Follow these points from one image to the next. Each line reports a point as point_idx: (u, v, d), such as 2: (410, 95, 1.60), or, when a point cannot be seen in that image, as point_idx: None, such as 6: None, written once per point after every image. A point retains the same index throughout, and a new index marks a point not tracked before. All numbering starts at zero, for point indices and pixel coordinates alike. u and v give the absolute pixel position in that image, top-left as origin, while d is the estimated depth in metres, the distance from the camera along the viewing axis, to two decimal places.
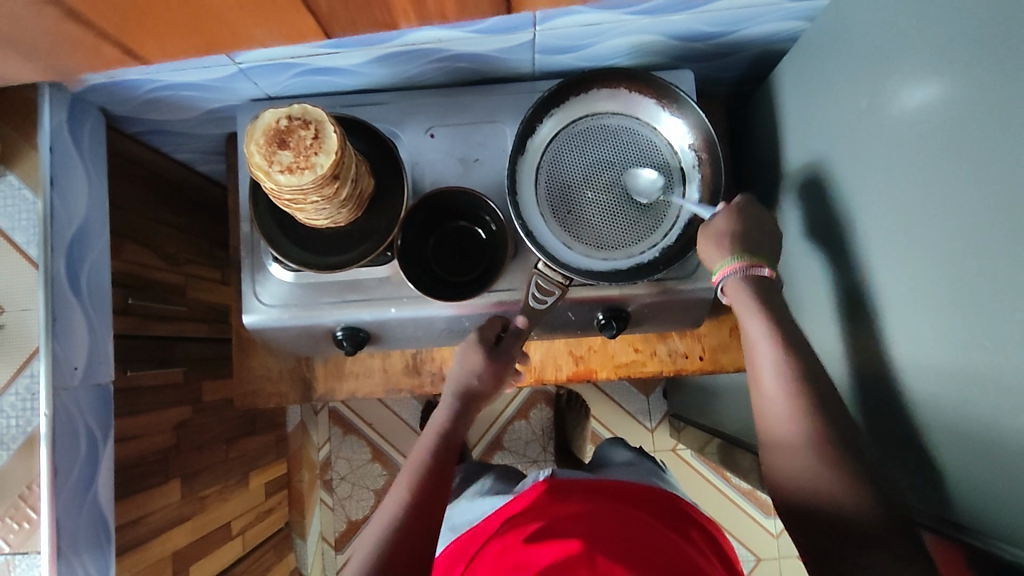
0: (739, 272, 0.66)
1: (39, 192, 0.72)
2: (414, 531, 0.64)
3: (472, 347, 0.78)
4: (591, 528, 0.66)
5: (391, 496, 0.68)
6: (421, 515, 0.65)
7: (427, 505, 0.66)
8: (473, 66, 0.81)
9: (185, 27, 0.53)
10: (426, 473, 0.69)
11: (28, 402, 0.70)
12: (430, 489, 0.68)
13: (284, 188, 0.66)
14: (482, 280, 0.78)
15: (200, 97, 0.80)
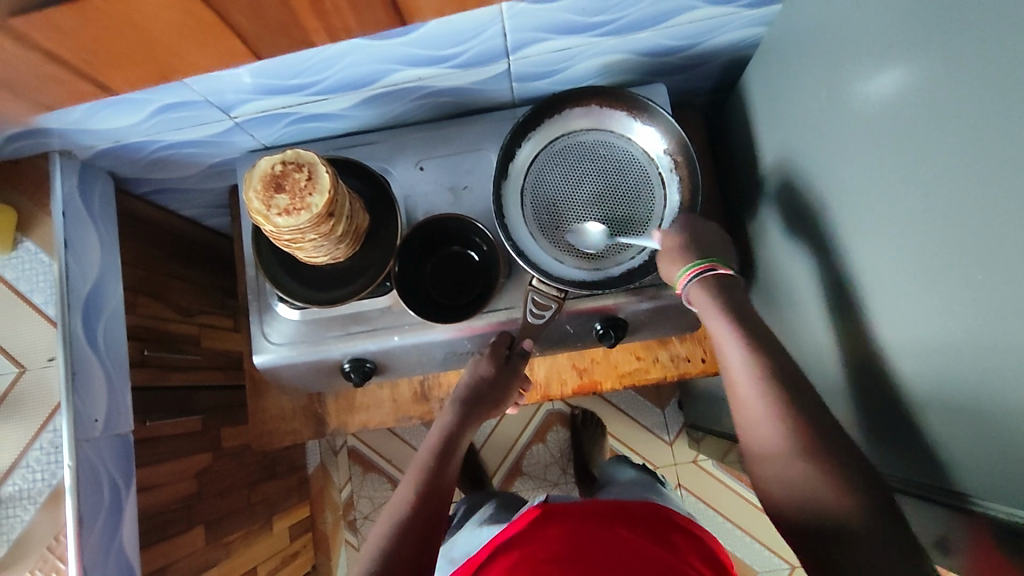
0: (699, 276, 0.70)
1: (54, 255, 0.76)
2: (413, 544, 0.65)
3: (480, 360, 0.81)
4: (584, 542, 0.67)
5: (387, 511, 0.69)
6: (421, 529, 0.66)
7: (428, 519, 0.68)
8: (455, 99, 0.85)
9: (132, 65, 0.57)
10: (429, 483, 0.71)
11: (52, 455, 0.73)
12: (429, 502, 0.69)
13: (283, 230, 0.70)
14: (479, 302, 0.80)
15: (201, 153, 0.85)
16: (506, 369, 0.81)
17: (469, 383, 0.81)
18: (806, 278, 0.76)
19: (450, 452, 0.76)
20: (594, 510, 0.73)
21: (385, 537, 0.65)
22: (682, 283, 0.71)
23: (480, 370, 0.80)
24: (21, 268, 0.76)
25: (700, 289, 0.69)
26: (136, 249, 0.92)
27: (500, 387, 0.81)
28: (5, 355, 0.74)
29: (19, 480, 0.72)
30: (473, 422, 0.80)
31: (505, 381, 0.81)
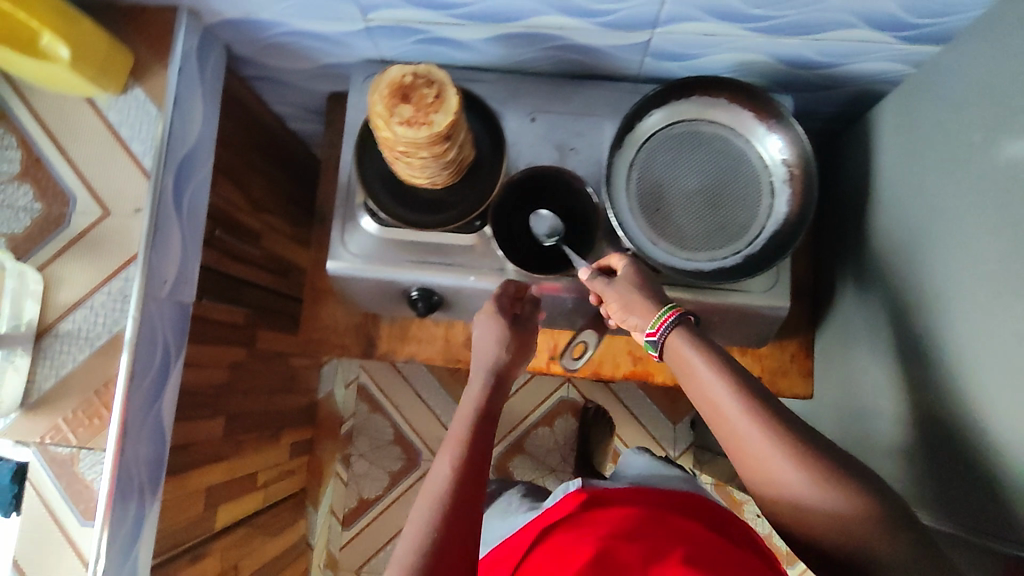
0: (676, 319, 0.63)
1: (161, 109, 0.75)
2: (454, 545, 0.57)
3: (487, 320, 0.75)
4: (624, 536, 0.65)
5: (420, 501, 0.60)
6: (462, 524, 0.58)
7: (466, 510, 0.59)
8: (584, 59, 0.84)
9: None
10: (464, 468, 0.62)
11: (118, 304, 0.72)
12: (468, 491, 0.61)
13: (400, 140, 0.70)
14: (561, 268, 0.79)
15: (321, 49, 0.84)
16: (521, 327, 0.76)
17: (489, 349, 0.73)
18: (896, 318, 0.75)
19: (485, 428, 0.67)
20: (639, 500, 0.73)
21: (425, 533, 0.57)
22: (653, 335, 0.64)
23: (500, 331, 0.74)
24: (127, 113, 0.75)
25: (676, 337, 0.63)
26: (228, 131, 0.91)
27: (518, 350, 0.75)
28: (93, 196, 0.74)
29: (79, 319, 0.71)
30: (501, 391, 0.72)
31: (524, 346, 0.75)
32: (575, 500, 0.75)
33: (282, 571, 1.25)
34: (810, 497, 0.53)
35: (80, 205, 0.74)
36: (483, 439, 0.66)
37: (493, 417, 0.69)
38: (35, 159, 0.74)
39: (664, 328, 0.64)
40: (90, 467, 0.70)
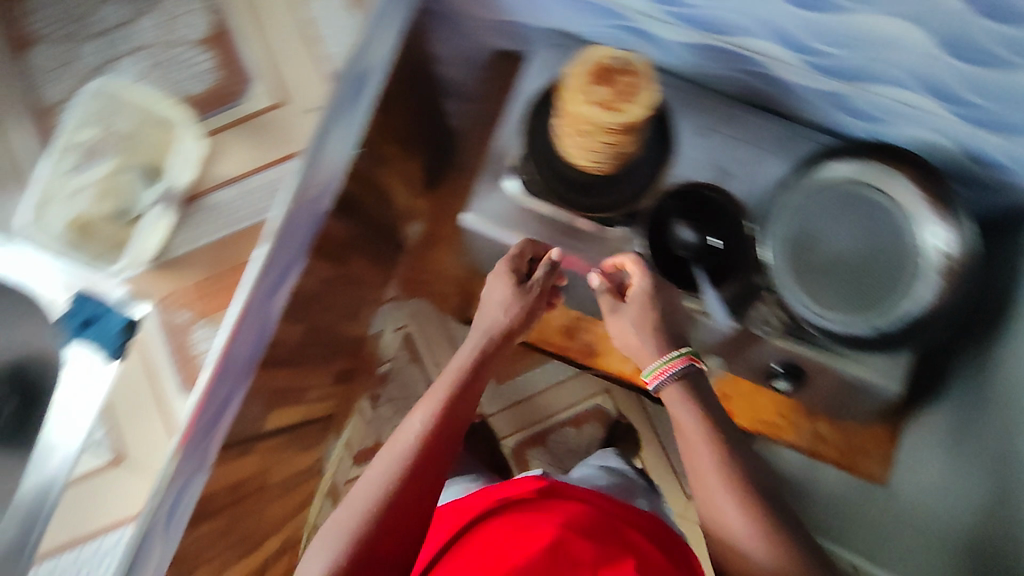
0: (678, 369, 0.67)
1: (356, 16, 0.74)
2: (413, 494, 0.64)
3: (497, 278, 0.78)
4: (567, 523, 0.69)
5: (395, 439, 0.67)
6: (426, 471, 0.65)
7: (433, 457, 0.66)
8: (767, 90, 0.81)
9: None
10: (440, 424, 0.68)
11: (270, 193, 0.73)
12: (442, 437, 0.68)
13: (588, 120, 0.69)
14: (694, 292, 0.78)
15: (515, 5, 0.84)
16: (525, 289, 0.77)
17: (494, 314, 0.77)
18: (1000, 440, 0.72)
19: (472, 380, 0.73)
20: (585, 495, 0.77)
21: (389, 477, 0.64)
22: (652, 383, 0.69)
23: (507, 293, 0.77)
24: (322, 11, 0.74)
25: (673, 385, 0.67)
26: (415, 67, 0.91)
27: (521, 315, 0.78)
28: (269, 84, 0.75)
29: (230, 198, 0.73)
30: (495, 351, 0.77)
31: (534, 315, 0.79)
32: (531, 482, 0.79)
33: (295, 487, 1.26)
34: (742, 537, 0.59)
35: (256, 87, 0.74)
36: (463, 398, 0.72)
37: (485, 367, 0.75)
38: (225, 31, 0.76)
39: (668, 373, 0.68)
40: (205, 339, 0.71)
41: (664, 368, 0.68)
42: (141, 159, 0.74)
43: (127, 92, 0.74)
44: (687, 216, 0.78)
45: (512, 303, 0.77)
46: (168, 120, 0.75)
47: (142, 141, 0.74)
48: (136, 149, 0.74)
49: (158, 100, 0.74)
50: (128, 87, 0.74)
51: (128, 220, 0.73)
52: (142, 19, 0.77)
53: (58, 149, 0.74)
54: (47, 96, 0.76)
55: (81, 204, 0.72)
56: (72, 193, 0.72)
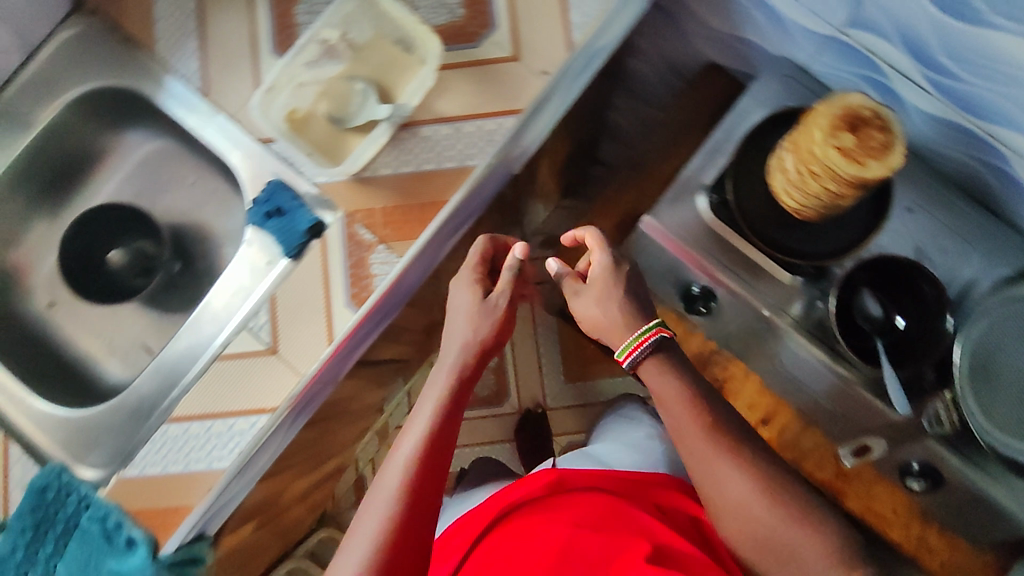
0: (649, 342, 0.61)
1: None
2: (408, 548, 0.58)
3: (461, 291, 0.69)
4: (583, 520, 0.68)
5: (384, 476, 0.61)
6: (417, 516, 0.59)
7: (419, 503, 0.60)
8: (996, 186, 0.76)
9: None
10: (420, 470, 0.61)
11: (482, 142, 0.73)
12: (430, 470, 0.61)
13: (823, 160, 0.65)
14: (853, 363, 0.75)
15: (760, 26, 0.81)
16: (488, 309, 0.67)
17: (460, 334, 0.67)
18: None
19: (458, 396, 0.66)
20: (592, 482, 0.76)
21: (376, 533, 0.58)
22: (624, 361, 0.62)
23: (473, 306, 0.67)
24: None
25: (649, 358, 0.61)
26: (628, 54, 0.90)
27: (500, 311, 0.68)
28: (511, 35, 0.74)
29: (444, 135, 0.73)
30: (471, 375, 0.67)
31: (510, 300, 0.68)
32: (538, 478, 0.76)
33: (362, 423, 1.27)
34: (769, 531, 0.60)
35: (496, 35, 0.74)
36: (445, 436, 0.63)
37: (464, 388, 0.66)
38: None
39: (643, 349, 0.61)
40: (379, 265, 0.71)
41: (635, 346, 0.61)
42: (369, 72, 0.74)
43: (385, 9, 0.73)
44: (879, 288, 0.73)
45: (487, 321, 0.67)
46: (416, 47, 0.74)
47: (376, 54, 0.74)
48: (367, 62, 0.74)
49: (414, 26, 0.73)
50: (390, 4, 0.72)
51: (350, 123, 0.73)
52: None
53: (303, 44, 0.72)
54: None
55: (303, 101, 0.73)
56: (299, 85, 0.73)
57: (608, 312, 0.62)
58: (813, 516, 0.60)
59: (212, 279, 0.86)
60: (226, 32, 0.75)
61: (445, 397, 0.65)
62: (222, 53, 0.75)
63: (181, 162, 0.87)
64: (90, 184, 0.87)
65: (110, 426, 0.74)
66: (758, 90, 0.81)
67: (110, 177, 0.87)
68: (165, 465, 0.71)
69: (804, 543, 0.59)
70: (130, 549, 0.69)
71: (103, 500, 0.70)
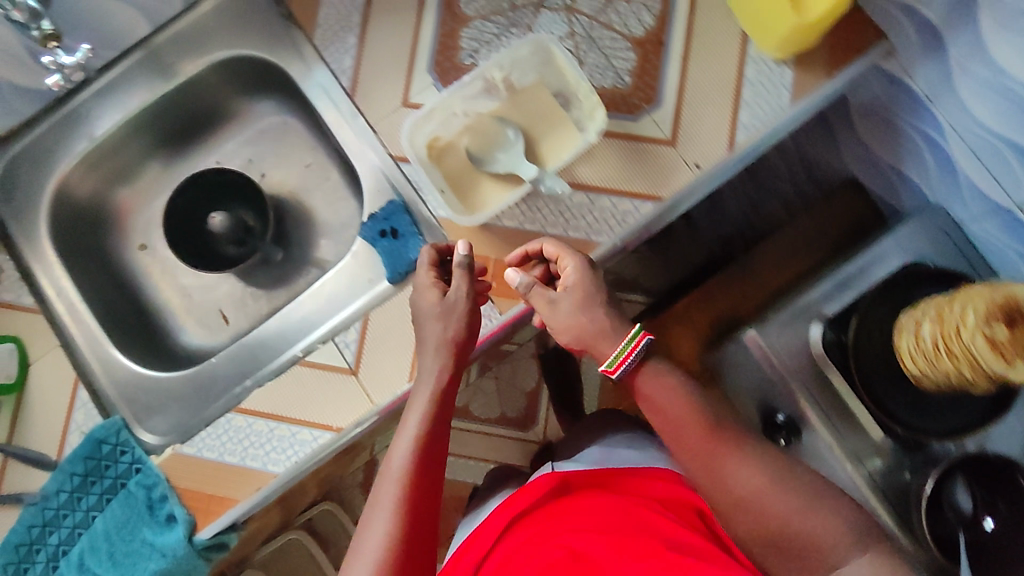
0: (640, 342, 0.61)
1: (794, 105, 0.69)
2: (416, 548, 0.58)
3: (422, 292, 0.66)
4: (591, 526, 0.62)
5: (382, 488, 0.60)
6: (421, 513, 0.59)
7: (422, 498, 0.60)
8: None
9: None
10: (416, 467, 0.61)
11: (612, 221, 0.70)
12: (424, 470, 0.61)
13: (966, 346, 0.60)
14: (921, 542, 0.72)
15: (930, 170, 0.76)
16: (448, 308, 0.65)
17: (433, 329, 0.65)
18: None
19: (444, 399, 0.64)
20: (601, 483, 0.71)
21: (385, 533, 0.58)
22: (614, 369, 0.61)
23: (436, 304, 0.65)
24: (763, 83, 0.69)
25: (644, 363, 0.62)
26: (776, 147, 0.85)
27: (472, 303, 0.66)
28: (674, 117, 0.70)
29: (577, 201, 0.70)
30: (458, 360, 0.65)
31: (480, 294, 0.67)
32: (539, 483, 0.71)
33: None
34: (748, 492, 0.55)
35: (659, 115, 0.70)
36: (438, 428, 0.63)
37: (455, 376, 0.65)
38: (659, 41, 0.71)
39: (633, 354, 0.60)
40: None
41: (630, 347, 0.61)
42: (525, 119, 0.72)
43: (558, 63, 0.70)
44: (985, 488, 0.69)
45: (451, 319, 0.64)
46: (580, 108, 0.71)
47: (536, 103, 0.72)
48: (524, 107, 0.72)
49: (582, 88, 0.70)
50: (565, 60, 0.70)
51: (489, 167, 0.71)
52: None
53: (467, 80, 0.70)
54: (465, 6, 0.72)
55: (448, 131, 0.72)
56: (450, 117, 0.72)
57: (610, 332, 0.61)
58: (803, 488, 0.55)
59: (302, 265, 0.86)
60: (385, 38, 0.72)
61: (433, 395, 0.64)
62: (378, 60, 0.73)
63: (300, 141, 0.86)
64: (209, 142, 0.86)
65: (176, 395, 0.74)
66: (906, 236, 0.77)
67: (228, 138, 0.86)
68: (222, 453, 0.71)
69: (824, 538, 0.53)
70: (169, 525, 0.70)
71: (154, 469, 0.71)
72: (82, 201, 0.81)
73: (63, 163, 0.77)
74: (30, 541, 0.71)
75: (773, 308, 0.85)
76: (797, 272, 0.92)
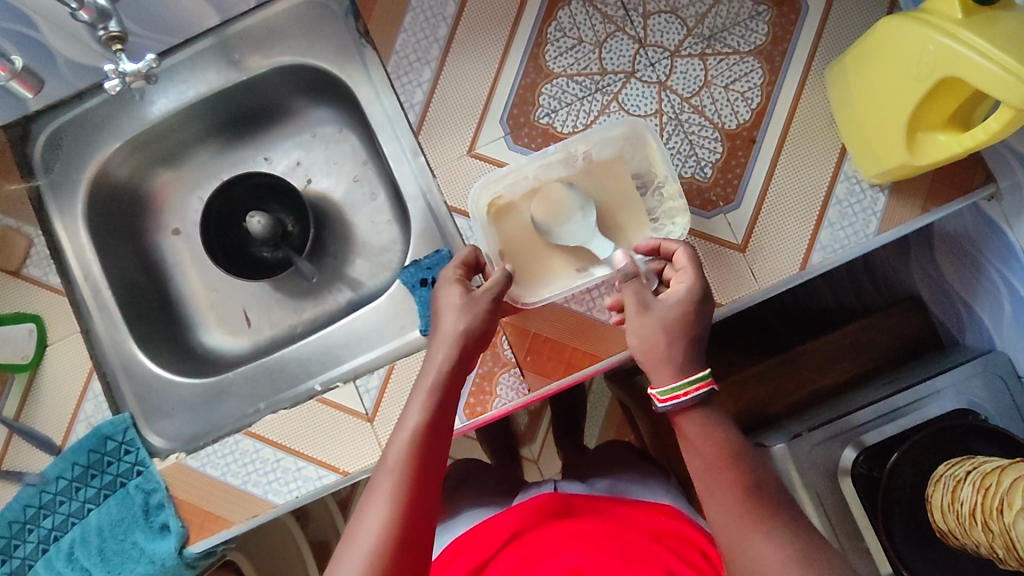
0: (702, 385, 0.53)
1: (880, 233, 0.65)
2: (415, 537, 0.51)
3: (446, 288, 0.62)
4: (580, 553, 0.63)
5: (384, 466, 0.54)
6: (424, 495, 0.52)
7: (427, 480, 0.53)
8: None
9: None
10: (423, 444, 0.54)
11: None
12: (429, 455, 0.54)
13: (1005, 527, 0.57)
14: None
15: (1006, 317, 0.71)
16: (472, 304, 0.60)
17: (452, 309, 0.59)
18: None
19: (458, 374, 0.58)
20: (600, 511, 0.70)
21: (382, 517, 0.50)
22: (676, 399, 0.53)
23: (458, 299, 0.60)
24: (851, 203, 0.65)
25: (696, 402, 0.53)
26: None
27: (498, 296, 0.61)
28: (751, 223, 0.66)
29: None
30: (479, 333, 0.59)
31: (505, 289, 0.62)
32: (536, 503, 0.70)
33: None
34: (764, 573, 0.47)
35: (734, 216, 0.67)
36: (448, 403, 0.57)
37: (470, 352, 0.59)
38: (751, 138, 0.67)
39: (689, 395, 0.52)
40: (506, 387, 0.68)
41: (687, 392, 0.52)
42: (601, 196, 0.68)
43: (650, 152, 0.66)
44: None
45: (469, 313, 0.59)
46: (658, 198, 0.67)
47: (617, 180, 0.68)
48: (602, 184, 0.68)
49: (669, 184, 0.65)
50: (656, 148, 0.65)
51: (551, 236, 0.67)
52: (683, 59, 0.68)
53: (551, 147, 0.67)
54: (551, 60, 0.69)
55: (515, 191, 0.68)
56: (523, 182, 0.68)
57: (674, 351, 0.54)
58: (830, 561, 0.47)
59: (333, 281, 0.82)
60: (464, 77, 0.70)
61: (443, 369, 0.57)
62: (453, 102, 0.70)
63: (352, 155, 0.82)
64: (260, 139, 0.82)
65: (189, 403, 0.73)
66: (963, 378, 0.73)
67: (280, 138, 0.82)
68: (225, 472, 0.69)
69: None
70: (162, 534, 0.69)
71: (156, 474, 0.70)
72: (123, 180, 0.78)
73: (107, 144, 0.75)
74: (24, 520, 0.71)
75: (803, 417, 0.82)
76: (854, 373, 0.83)
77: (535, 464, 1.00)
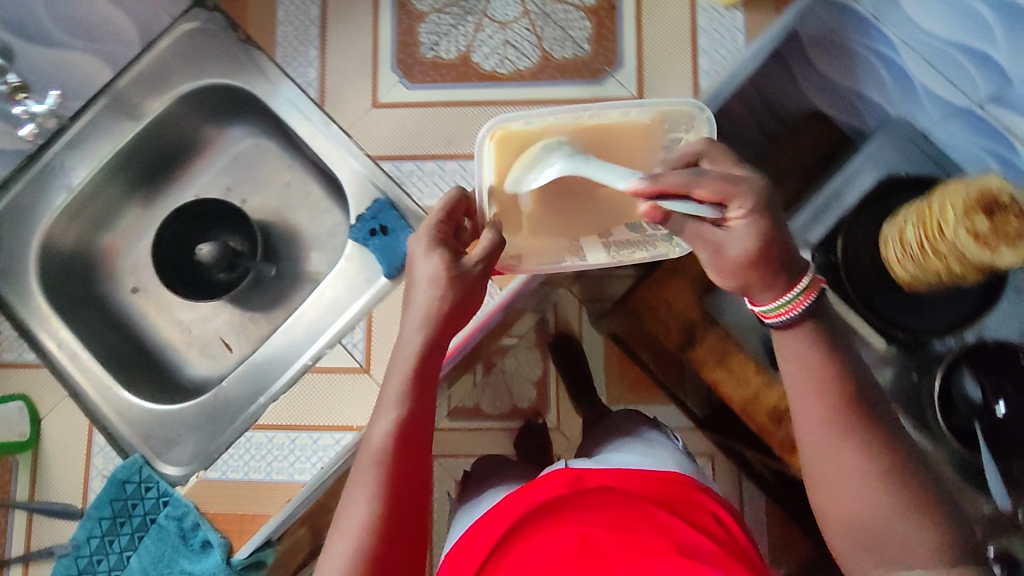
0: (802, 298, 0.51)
1: (752, 44, 0.72)
2: (402, 512, 0.54)
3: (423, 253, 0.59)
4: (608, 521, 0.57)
5: (367, 450, 0.55)
6: (411, 471, 0.55)
7: (409, 460, 0.55)
8: None
9: None
10: (405, 429, 0.56)
11: None
12: (408, 456, 0.55)
13: (952, 245, 0.62)
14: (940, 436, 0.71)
15: (889, 86, 0.77)
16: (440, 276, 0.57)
17: (426, 285, 0.58)
18: None
19: (434, 357, 0.59)
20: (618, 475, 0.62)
21: (372, 497, 0.53)
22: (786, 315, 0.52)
23: (441, 271, 0.57)
24: (716, 28, 0.72)
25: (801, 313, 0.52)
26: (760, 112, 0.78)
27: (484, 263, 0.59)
28: (637, 75, 0.73)
29: None
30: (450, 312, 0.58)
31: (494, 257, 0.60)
32: (553, 475, 0.62)
33: None
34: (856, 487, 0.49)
35: (622, 74, 0.74)
36: (428, 385, 0.58)
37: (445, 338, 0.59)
38: (611, 6, 0.74)
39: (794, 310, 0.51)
40: None
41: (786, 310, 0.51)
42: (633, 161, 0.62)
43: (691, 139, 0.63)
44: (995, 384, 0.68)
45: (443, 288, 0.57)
46: None
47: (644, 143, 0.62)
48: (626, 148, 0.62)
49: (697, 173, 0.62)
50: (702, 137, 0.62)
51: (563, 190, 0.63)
52: None
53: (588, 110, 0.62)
54: (418, 3, 0.76)
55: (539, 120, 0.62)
56: (543, 125, 0.62)
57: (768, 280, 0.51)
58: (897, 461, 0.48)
59: (296, 280, 0.85)
60: (348, 43, 0.76)
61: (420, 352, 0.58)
62: (341, 65, 0.76)
63: (277, 160, 0.86)
64: (187, 177, 0.87)
65: (192, 423, 0.74)
66: (877, 151, 0.77)
67: (205, 169, 0.87)
68: (247, 471, 0.70)
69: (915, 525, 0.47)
70: (205, 551, 0.69)
71: (183, 498, 0.71)
72: (69, 250, 0.81)
73: (43, 218, 0.78)
74: None
75: None
76: None
77: (556, 429, 1.05)
